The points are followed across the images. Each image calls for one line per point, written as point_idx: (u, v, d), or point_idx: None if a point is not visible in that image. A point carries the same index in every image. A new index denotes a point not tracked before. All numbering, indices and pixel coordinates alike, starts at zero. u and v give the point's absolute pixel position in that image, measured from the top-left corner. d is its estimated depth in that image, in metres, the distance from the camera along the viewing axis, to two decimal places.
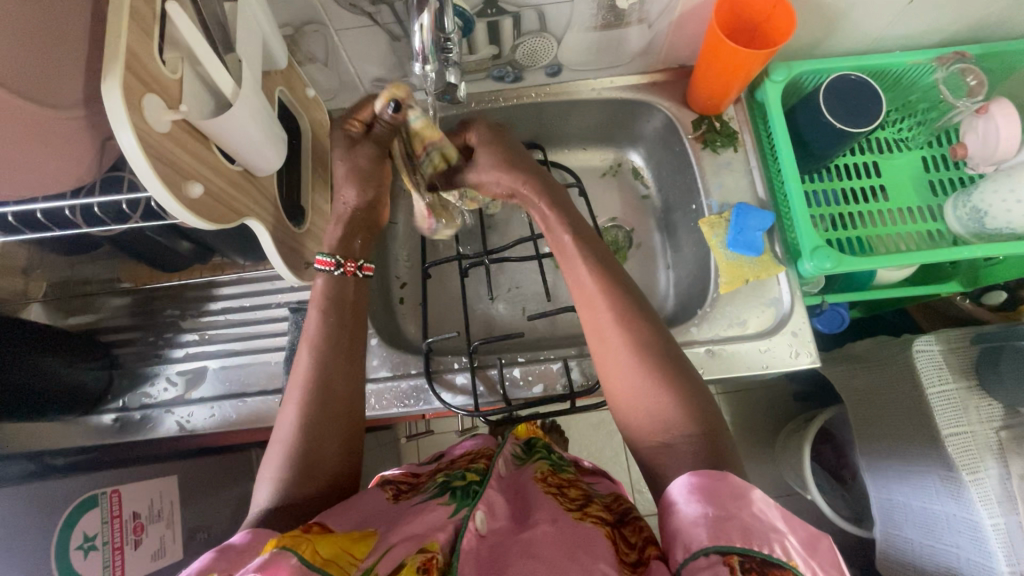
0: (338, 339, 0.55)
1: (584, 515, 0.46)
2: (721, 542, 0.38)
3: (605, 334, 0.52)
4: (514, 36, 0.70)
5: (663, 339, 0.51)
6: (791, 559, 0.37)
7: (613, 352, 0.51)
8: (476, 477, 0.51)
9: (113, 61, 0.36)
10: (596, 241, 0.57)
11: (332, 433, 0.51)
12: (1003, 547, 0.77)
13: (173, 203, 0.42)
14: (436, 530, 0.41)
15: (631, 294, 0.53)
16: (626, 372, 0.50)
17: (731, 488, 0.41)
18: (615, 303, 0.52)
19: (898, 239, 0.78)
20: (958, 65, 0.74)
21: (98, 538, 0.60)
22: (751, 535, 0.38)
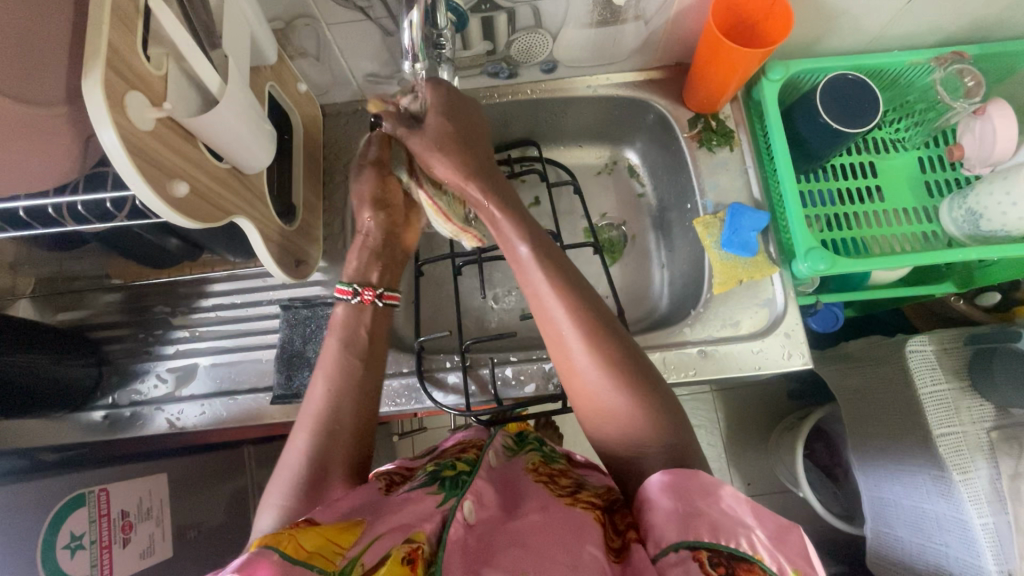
0: (351, 361, 0.56)
1: (575, 500, 0.46)
2: (689, 538, 0.39)
3: (568, 350, 0.50)
4: (509, 32, 0.69)
5: (626, 348, 0.50)
6: (756, 553, 0.38)
7: (576, 367, 0.50)
8: (465, 467, 0.50)
9: (95, 58, 0.35)
10: (555, 247, 0.55)
11: (342, 454, 0.51)
12: (991, 546, 0.78)
13: (157, 202, 0.41)
14: (423, 521, 0.41)
15: (592, 307, 0.51)
16: (595, 389, 0.49)
17: (701, 485, 0.42)
18: (579, 319, 0.50)
19: (893, 241, 0.78)
20: (956, 66, 0.73)
21: (86, 537, 0.59)
22: (719, 530, 0.39)
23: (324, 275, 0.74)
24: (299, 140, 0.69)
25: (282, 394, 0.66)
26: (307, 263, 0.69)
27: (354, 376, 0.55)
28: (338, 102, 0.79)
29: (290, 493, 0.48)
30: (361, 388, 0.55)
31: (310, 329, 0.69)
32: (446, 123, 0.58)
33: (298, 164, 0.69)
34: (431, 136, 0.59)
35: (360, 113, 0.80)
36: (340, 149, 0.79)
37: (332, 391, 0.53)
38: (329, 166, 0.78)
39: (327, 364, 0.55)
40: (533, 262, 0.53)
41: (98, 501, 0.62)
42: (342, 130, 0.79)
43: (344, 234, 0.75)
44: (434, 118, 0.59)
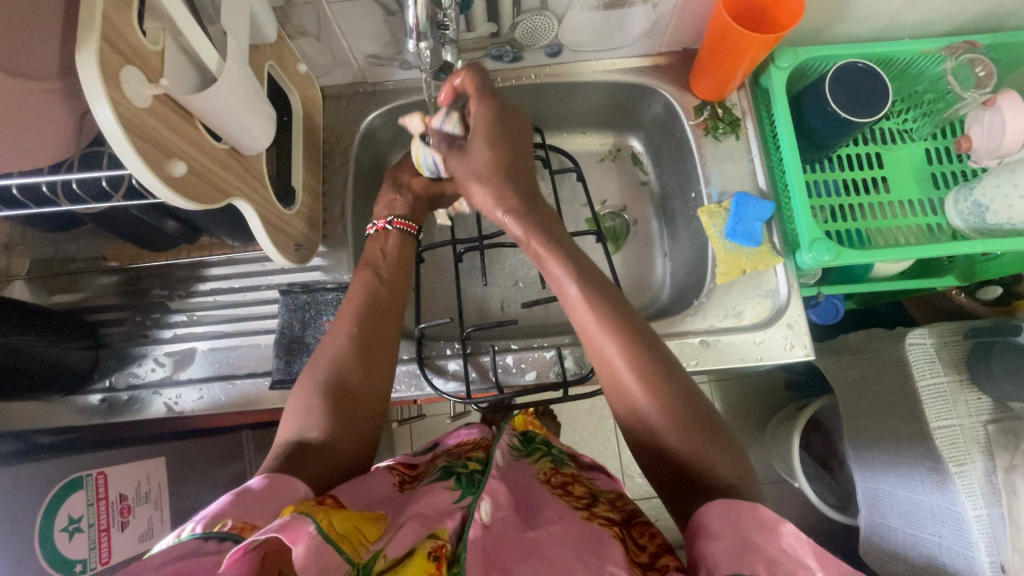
0: (378, 292, 0.58)
1: (592, 515, 0.46)
2: (751, 571, 0.36)
3: (626, 394, 0.48)
4: (513, 13, 0.68)
5: (686, 391, 0.47)
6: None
7: (636, 411, 0.48)
8: (478, 466, 0.51)
9: (89, 30, 0.34)
10: (607, 283, 0.52)
11: (368, 375, 0.52)
12: (985, 538, 0.78)
13: (154, 181, 0.40)
14: (445, 518, 0.41)
15: (648, 345, 0.49)
16: (656, 435, 0.47)
17: (760, 519, 0.40)
18: (635, 360, 0.48)
19: (897, 233, 0.78)
20: (968, 55, 0.73)
21: (83, 521, 0.59)
22: (780, 566, 0.37)
23: (324, 260, 0.73)
24: (299, 121, 0.68)
25: (281, 378, 0.66)
26: (306, 247, 0.69)
27: (380, 307, 0.57)
28: (338, 84, 0.78)
29: (316, 408, 0.49)
30: (384, 317, 0.57)
31: (308, 315, 0.68)
32: (496, 154, 0.57)
33: (298, 146, 0.67)
34: (474, 166, 0.58)
35: (361, 96, 0.78)
36: (340, 132, 0.77)
37: (357, 322, 0.55)
38: (329, 150, 0.77)
39: (356, 296, 0.58)
40: (584, 301, 0.51)
41: (95, 484, 0.61)
42: (343, 112, 0.78)
43: (344, 219, 0.75)
44: (479, 147, 0.58)
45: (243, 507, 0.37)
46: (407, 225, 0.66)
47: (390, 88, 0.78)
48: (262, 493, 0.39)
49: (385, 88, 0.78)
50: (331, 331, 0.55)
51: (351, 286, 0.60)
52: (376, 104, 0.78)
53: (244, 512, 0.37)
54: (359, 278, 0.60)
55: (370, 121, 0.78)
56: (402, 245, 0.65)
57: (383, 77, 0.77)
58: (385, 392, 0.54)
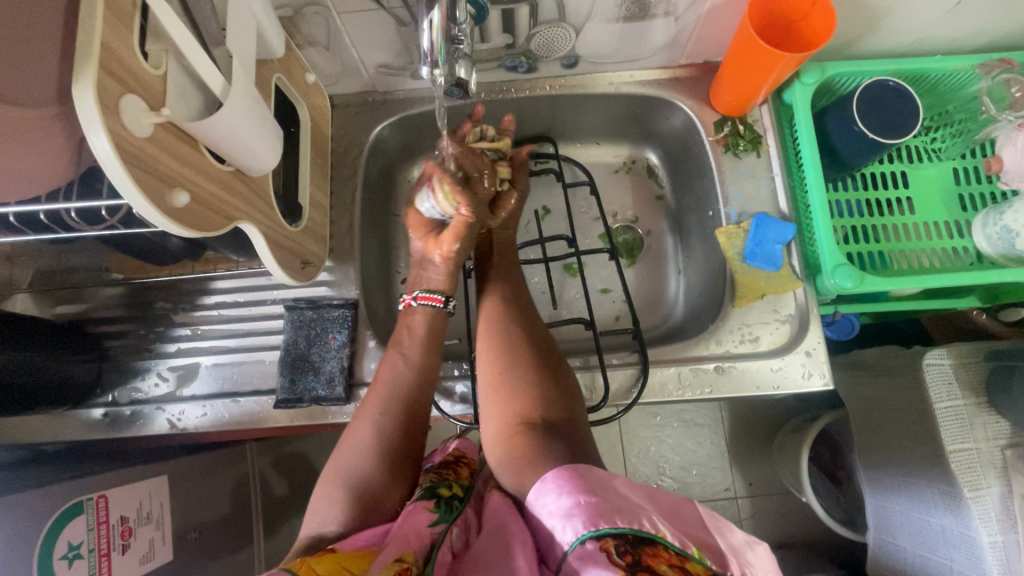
0: (405, 378, 0.58)
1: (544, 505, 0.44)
2: (595, 527, 0.36)
3: (511, 330, 0.59)
4: (530, 25, 0.65)
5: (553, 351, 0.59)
6: (661, 532, 0.36)
7: (514, 345, 0.57)
8: (460, 489, 0.50)
9: (87, 59, 0.32)
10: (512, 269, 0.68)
11: (388, 470, 0.53)
12: (996, 564, 0.76)
13: (153, 212, 0.38)
14: (410, 542, 0.41)
15: (541, 346, 0.58)
16: (527, 365, 0.56)
17: (596, 479, 0.41)
18: (530, 353, 0.57)
19: (920, 255, 0.75)
20: (1003, 75, 0.69)
21: (83, 547, 0.58)
22: (620, 512, 0.37)
23: (331, 275, 0.71)
24: (307, 133, 0.66)
25: (285, 398, 0.64)
26: (313, 263, 0.67)
27: (407, 392, 0.57)
28: (347, 93, 0.76)
29: (337, 502, 0.50)
30: (414, 405, 0.57)
31: (314, 332, 0.67)
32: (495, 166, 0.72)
33: (305, 158, 0.66)
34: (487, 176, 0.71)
35: (370, 105, 0.76)
36: (349, 143, 0.75)
37: (383, 406, 0.56)
38: (337, 160, 0.75)
39: (384, 380, 0.58)
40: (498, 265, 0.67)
41: (97, 508, 0.60)
42: (351, 122, 0.76)
43: (351, 232, 0.73)
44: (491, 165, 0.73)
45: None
46: (433, 297, 0.63)
47: (401, 97, 0.76)
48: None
49: (396, 97, 0.76)
50: (355, 424, 0.55)
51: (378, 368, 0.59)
52: (386, 113, 0.76)
53: None
54: (386, 358, 0.60)
55: (380, 131, 0.76)
56: (430, 321, 0.63)
57: (393, 86, 0.75)
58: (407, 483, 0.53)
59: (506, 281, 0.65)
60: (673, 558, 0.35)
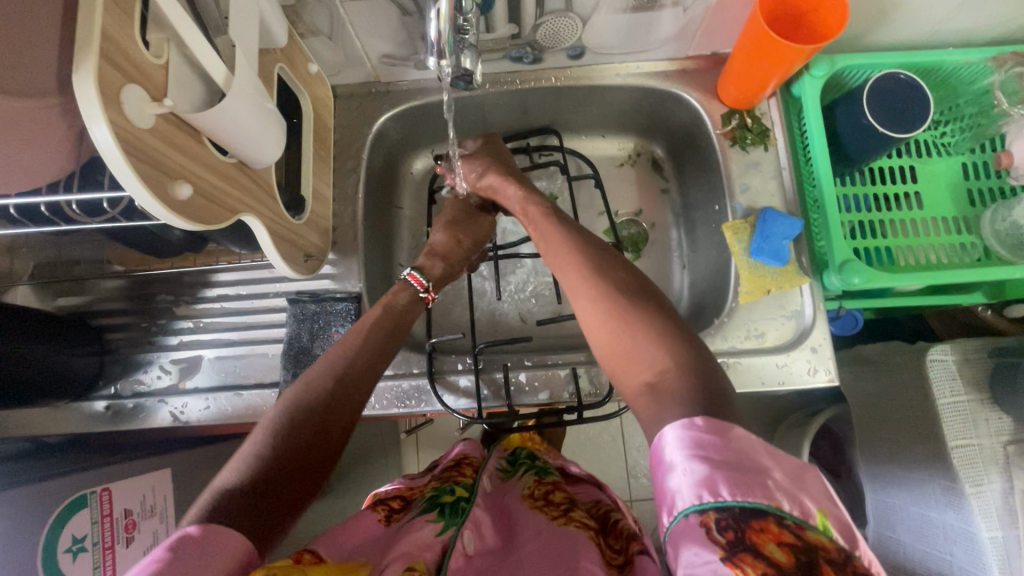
0: (374, 353, 0.56)
1: (569, 521, 0.47)
2: (699, 500, 0.34)
3: (576, 286, 0.53)
4: (536, 14, 0.64)
5: (633, 286, 0.51)
6: (775, 500, 0.33)
7: (585, 300, 0.52)
8: (464, 492, 0.51)
9: (86, 47, 0.31)
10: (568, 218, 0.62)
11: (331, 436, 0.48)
12: (996, 558, 0.76)
13: (156, 204, 0.38)
14: (425, 549, 0.40)
15: (635, 293, 0.51)
16: (602, 317, 0.50)
17: (710, 430, 0.37)
18: (622, 301, 0.50)
19: (928, 251, 0.74)
20: (1017, 68, 0.68)
21: (88, 540, 0.59)
22: (734, 483, 0.33)
23: (334, 268, 0.71)
24: (309, 125, 0.65)
25: None
26: (315, 257, 0.67)
27: (371, 365, 0.55)
28: (350, 83, 0.75)
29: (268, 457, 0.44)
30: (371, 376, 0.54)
31: (317, 326, 0.66)
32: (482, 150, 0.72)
33: (307, 150, 0.65)
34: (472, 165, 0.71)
35: (373, 96, 0.75)
36: (351, 134, 0.74)
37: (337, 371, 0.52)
38: (339, 152, 0.74)
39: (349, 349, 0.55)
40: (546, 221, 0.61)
41: (100, 501, 0.61)
42: (354, 113, 0.75)
43: (354, 225, 0.72)
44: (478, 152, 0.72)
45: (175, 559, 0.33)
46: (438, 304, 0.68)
47: (404, 88, 0.75)
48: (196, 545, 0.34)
49: (399, 88, 0.75)
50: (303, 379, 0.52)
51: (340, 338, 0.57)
52: (389, 104, 0.75)
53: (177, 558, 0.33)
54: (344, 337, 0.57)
55: (383, 122, 0.75)
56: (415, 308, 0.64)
57: (396, 77, 0.74)
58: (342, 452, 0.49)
59: (573, 231, 0.59)
60: (784, 535, 0.31)
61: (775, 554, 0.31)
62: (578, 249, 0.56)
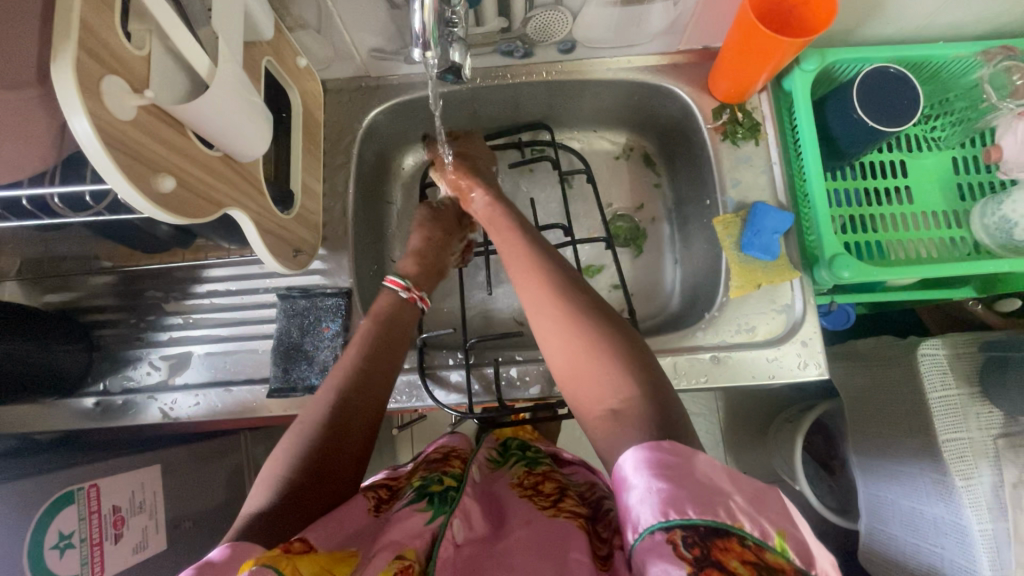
0: (382, 356, 0.56)
1: (558, 511, 0.46)
2: (664, 517, 0.35)
3: (540, 309, 0.51)
4: (526, 8, 0.64)
5: (598, 308, 0.50)
6: (737, 521, 0.34)
7: (549, 323, 0.50)
8: (452, 482, 0.50)
9: (65, 38, 0.31)
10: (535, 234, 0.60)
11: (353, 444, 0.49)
12: (987, 552, 0.77)
13: (139, 198, 0.38)
14: (414, 538, 0.40)
15: (600, 317, 0.49)
16: (567, 342, 0.48)
17: (672, 453, 0.38)
18: (585, 328, 0.48)
19: (918, 245, 0.74)
20: (1005, 62, 0.68)
21: (75, 536, 0.59)
22: (697, 502, 0.35)
23: (324, 263, 0.71)
24: (298, 119, 0.65)
25: (278, 387, 0.64)
26: (305, 251, 0.66)
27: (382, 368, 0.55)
28: (340, 78, 0.74)
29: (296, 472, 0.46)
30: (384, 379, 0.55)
31: (307, 321, 0.66)
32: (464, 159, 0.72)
33: (296, 145, 0.64)
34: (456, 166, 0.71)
35: (363, 90, 0.75)
36: (341, 129, 0.74)
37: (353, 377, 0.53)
38: (329, 147, 0.74)
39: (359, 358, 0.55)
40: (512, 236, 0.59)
41: (88, 497, 0.60)
42: (344, 108, 0.75)
43: (344, 221, 0.72)
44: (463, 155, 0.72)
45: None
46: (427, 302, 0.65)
47: (394, 83, 0.75)
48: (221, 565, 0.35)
49: (389, 83, 0.75)
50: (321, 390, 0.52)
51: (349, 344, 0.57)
52: (379, 99, 0.75)
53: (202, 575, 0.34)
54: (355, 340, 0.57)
55: (374, 117, 0.75)
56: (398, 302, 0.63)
57: (386, 71, 0.74)
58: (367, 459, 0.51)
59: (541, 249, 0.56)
60: (747, 554, 0.33)
61: (739, 570, 0.32)
62: (541, 267, 0.54)
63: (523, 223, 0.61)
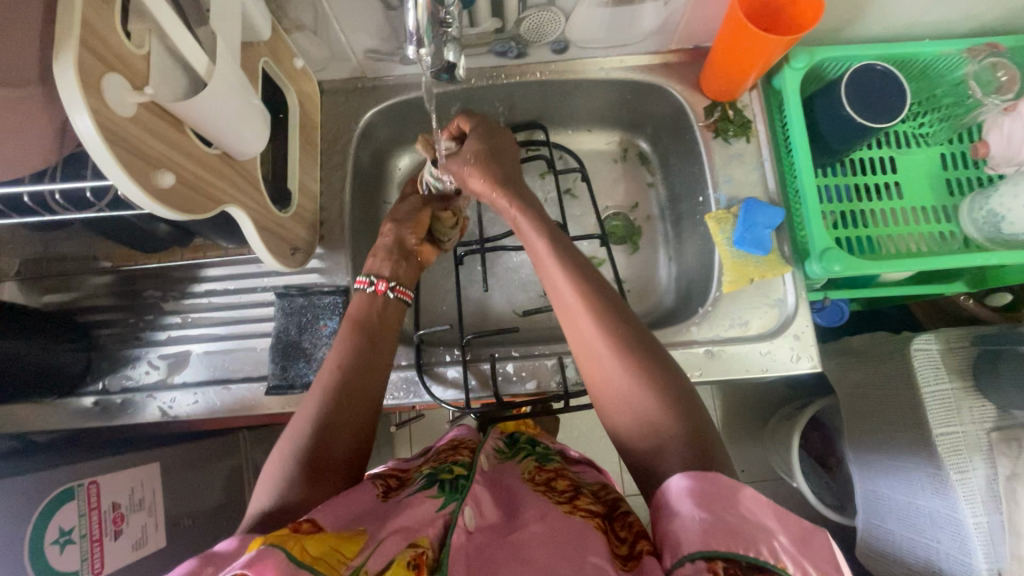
0: (366, 353, 0.57)
1: (573, 508, 0.46)
2: (706, 547, 0.35)
3: (584, 337, 0.50)
4: (519, 9, 0.65)
5: (642, 338, 0.49)
6: (780, 560, 0.35)
7: (594, 354, 0.49)
8: (462, 470, 0.51)
9: (66, 36, 0.32)
10: (568, 243, 0.56)
11: (350, 441, 0.51)
12: (983, 545, 0.77)
13: (139, 193, 0.38)
14: (427, 526, 0.41)
15: (658, 366, 0.48)
16: (613, 375, 0.48)
17: (719, 488, 0.39)
18: (650, 381, 0.47)
19: (908, 240, 0.75)
20: (990, 59, 0.70)
21: (76, 531, 0.59)
22: (740, 536, 0.36)
23: (322, 262, 0.71)
24: (295, 119, 0.66)
25: (277, 385, 0.64)
26: (302, 249, 0.67)
27: (369, 366, 0.56)
28: (336, 79, 0.75)
29: (296, 473, 0.47)
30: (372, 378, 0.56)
31: (305, 319, 0.66)
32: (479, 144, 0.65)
33: (294, 145, 0.65)
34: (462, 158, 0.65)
35: (360, 91, 0.76)
36: (338, 129, 0.75)
37: (344, 376, 0.54)
38: (327, 147, 0.75)
39: (347, 358, 0.56)
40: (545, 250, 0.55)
41: (88, 494, 0.61)
42: (341, 108, 0.75)
43: (341, 220, 0.73)
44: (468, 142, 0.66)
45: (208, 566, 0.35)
46: (408, 295, 0.65)
47: (391, 84, 0.76)
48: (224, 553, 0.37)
49: (386, 84, 0.76)
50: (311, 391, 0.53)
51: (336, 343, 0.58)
52: (375, 100, 0.76)
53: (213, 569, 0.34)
54: (345, 337, 0.58)
55: (370, 117, 0.76)
56: (386, 306, 0.63)
57: (382, 72, 0.75)
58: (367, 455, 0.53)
59: (578, 265, 0.54)
60: None
61: None
62: (585, 292, 0.51)
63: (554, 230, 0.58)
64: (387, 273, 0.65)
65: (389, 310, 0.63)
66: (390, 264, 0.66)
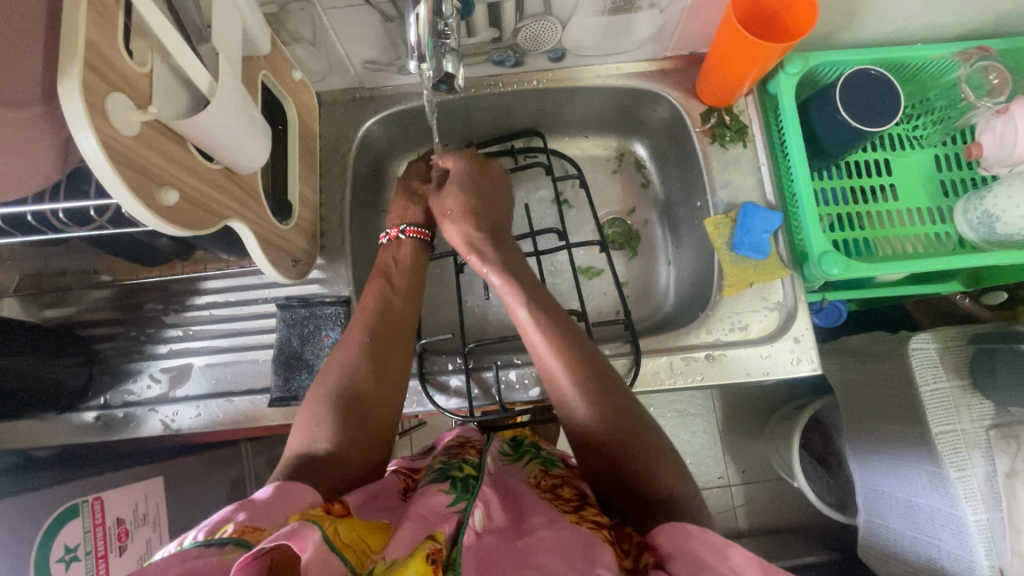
0: (391, 300, 0.61)
1: (580, 519, 0.45)
2: None
3: (569, 407, 0.52)
4: (516, 19, 0.65)
5: (623, 404, 0.51)
6: None
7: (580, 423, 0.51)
8: (473, 470, 0.50)
9: (71, 58, 0.32)
10: (554, 307, 0.57)
11: (377, 386, 0.54)
12: (984, 542, 0.78)
13: (143, 211, 0.38)
14: (442, 522, 0.41)
15: (627, 416, 0.50)
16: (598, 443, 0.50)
17: (708, 539, 0.40)
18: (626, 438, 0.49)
19: (905, 241, 0.76)
20: (982, 62, 0.71)
21: (80, 549, 0.61)
22: None
23: (322, 273, 0.71)
24: (294, 131, 0.66)
25: (279, 396, 0.64)
26: (303, 260, 0.67)
27: (394, 313, 0.60)
28: (335, 90, 0.76)
29: (326, 420, 0.51)
30: (400, 325, 0.60)
31: (307, 330, 0.66)
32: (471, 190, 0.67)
33: (294, 156, 0.66)
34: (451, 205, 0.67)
35: (358, 101, 0.76)
36: (338, 140, 0.75)
37: (372, 324, 0.59)
38: (326, 158, 0.75)
39: (369, 304, 0.60)
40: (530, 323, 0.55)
41: (92, 510, 0.63)
42: (340, 119, 0.76)
43: (342, 230, 0.73)
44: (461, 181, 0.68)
45: (246, 510, 0.39)
46: (420, 232, 0.68)
47: (389, 93, 0.76)
48: (267, 502, 0.40)
49: (384, 93, 0.76)
50: (343, 344, 0.57)
51: (363, 295, 0.62)
52: (374, 110, 0.76)
53: (255, 521, 0.38)
54: (371, 286, 0.63)
55: (369, 127, 0.76)
56: (416, 253, 0.67)
57: (381, 82, 0.75)
58: (397, 406, 0.56)
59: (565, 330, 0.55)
60: None
61: None
62: (568, 362, 0.52)
63: (543, 295, 0.58)
64: (399, 219, 0.69)
65: (404, 257, 0.67)
66: (400, 211, 0.70)
